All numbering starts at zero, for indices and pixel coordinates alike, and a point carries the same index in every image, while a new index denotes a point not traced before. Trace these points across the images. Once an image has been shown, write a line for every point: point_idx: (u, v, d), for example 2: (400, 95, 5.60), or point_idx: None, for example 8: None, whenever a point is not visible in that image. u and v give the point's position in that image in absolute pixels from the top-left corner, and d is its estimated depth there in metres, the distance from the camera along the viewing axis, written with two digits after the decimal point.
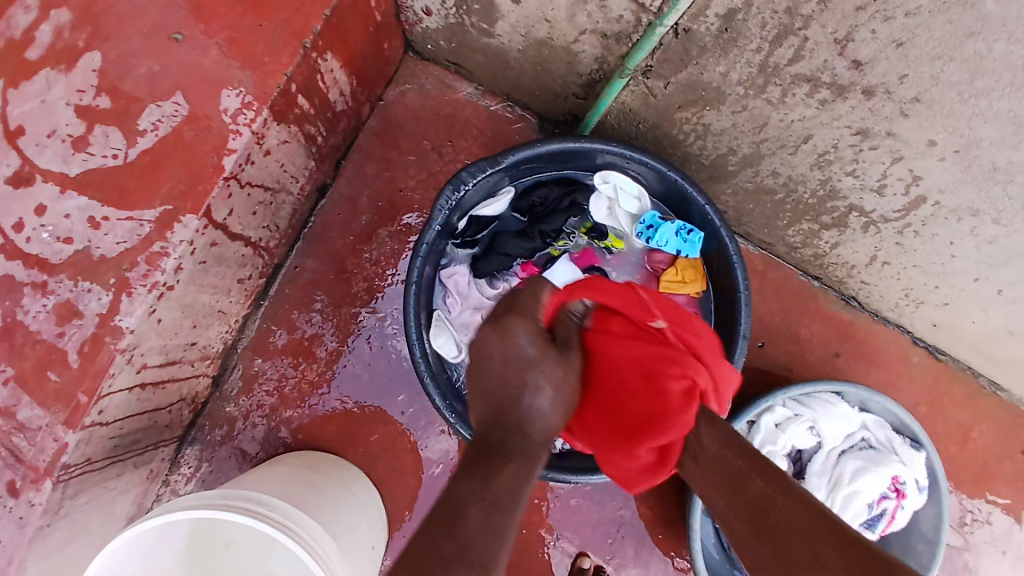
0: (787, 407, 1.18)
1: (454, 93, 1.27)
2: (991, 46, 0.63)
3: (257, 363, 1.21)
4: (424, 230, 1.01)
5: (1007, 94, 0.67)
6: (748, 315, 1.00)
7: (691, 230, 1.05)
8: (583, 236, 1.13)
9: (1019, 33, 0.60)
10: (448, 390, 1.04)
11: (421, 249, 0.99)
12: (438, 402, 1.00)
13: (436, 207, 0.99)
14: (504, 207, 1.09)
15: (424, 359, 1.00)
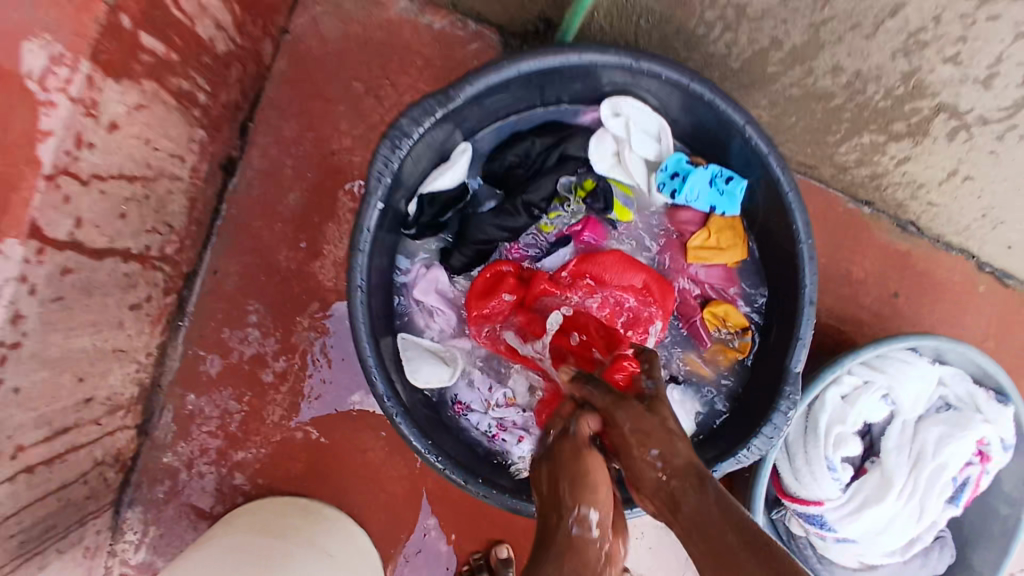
0: (853, 375, 0.95)
1: (384, 12, 0.95)
2: None
3: (189, 400, 0.95)
4: (363, 210, 0.73)
5: None
6: (813, 271, 0.76)
7: (731, 176, 0.81)
8: (580, 202, 0.87)
9: None
10: (425, 421, 0.80)
11: (362, 242, 0.72)
12: (418, 444, 0.73)
13: (371, 177, 0.72)
14: (461, 175, 0.82)
15: (392, 394, 0.73)
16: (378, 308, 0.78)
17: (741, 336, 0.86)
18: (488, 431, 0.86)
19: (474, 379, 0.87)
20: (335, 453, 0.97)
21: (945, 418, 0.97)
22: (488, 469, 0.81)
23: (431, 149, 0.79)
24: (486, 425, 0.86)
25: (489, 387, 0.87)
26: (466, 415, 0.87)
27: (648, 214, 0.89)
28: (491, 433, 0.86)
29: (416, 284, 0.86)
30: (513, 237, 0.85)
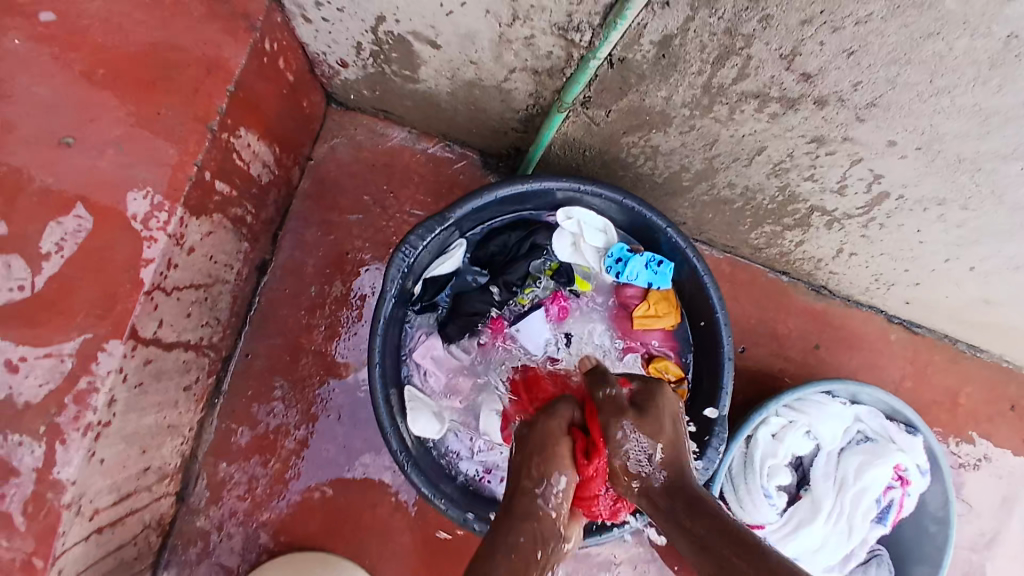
0: (780, 415, 1.15)
1: (387, 141, 1.20)
2: (953, 44, 0.59)
3: (221, 468, 1.11)
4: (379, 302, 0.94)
5: (972, 88, 0.64)
6: (728, 334, 0.99)
7: (661, 261, 1.04)
8: (549, 277, 1.07)
9: (983, 27, 0.56)
10: (424, 464, 0.97)
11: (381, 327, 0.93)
12: (424, 489, 0.92)
13: (388, 277, 0.93)
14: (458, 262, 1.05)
15: (402, 447, 0.92)
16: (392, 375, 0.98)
17: (681, 386, 1.05)
18: (476, 474, 1.04)
19: (460, 430, 1.04)
20: (350, 507, 1.13)
21: (865, 449, 1.15)
22: (479, 504, 0.98)
23: (435, 248, 1.01)
24: (473, 470, 1.04)
25: (473, 436, 1.04)
26: (457, 464, 1.05)
27: (600, 290, 1.10)
28: (479, 476, 1.04)
29: (415, 349, 1.05)
30: (496, 309, 1.05)
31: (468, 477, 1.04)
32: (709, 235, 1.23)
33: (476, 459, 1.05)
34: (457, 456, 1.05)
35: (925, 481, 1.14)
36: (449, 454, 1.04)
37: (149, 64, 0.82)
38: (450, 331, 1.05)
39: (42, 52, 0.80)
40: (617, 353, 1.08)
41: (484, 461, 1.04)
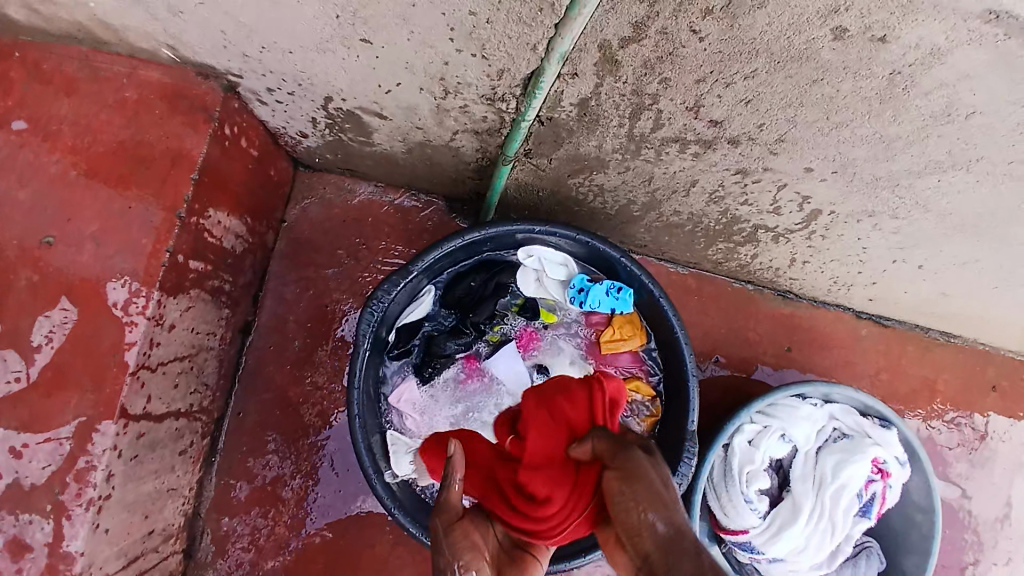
0: (754, 422, 1.18)
1: (356, 197, 1.27)
2: (839, 86, 0.63)
3: (224, 522, 1.16)
4: (355, 356, 0.99)
5: (866, 120, 0.67)
6: (690, 351, 1.03)
7: (621, 287, 1.09)
8: (517, 315, 1.13)
9: (863, 70, 0.60)
10: (410, 505, 1.01)
11: (356, 379, 0.98)
12: (412, 530, 0.95)
13: (360, 332, 0.98)
14: (428, 308, 1.10)
15: (388, 493, 0.96)
16: (373, 423, 1.03)
17: (653, 406, 1.10)
18: None
19: None
20: (350, 549, 1.17)
21: (842, 448, 1.16)
22: None
23: (404, 297, 1.06)
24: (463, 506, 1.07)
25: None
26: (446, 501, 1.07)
27: (568, 322, 1.13)
28: None
29: (393, 394, 1.08)
30: (466, 349, 1.11)
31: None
32: (670, 254, 1.27)
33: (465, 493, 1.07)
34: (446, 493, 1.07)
35: (904, 472, 1.16)
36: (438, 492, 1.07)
37: (119, 160, 0.89)
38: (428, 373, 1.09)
39: (22, 160, 0.87)
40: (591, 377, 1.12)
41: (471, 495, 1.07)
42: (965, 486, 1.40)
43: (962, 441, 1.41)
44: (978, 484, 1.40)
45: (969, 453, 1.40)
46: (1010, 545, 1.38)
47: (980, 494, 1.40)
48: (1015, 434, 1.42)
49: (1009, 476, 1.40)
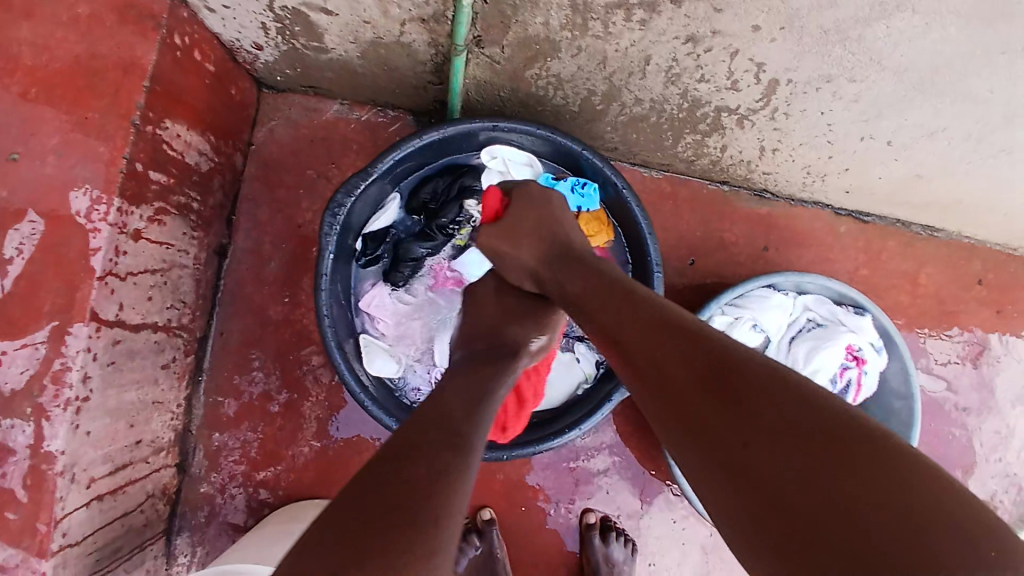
0: (725, 314, 1.13)
1: (322, 115, 1.26)
2: None
3: (215, 438, 1.19)
4: (319, 259, 0.93)
5: None
6: (655, 244, 1.01)
7: (587, 183, 1.07)
8: None
9: None
10: (385, 401, 0.96)
11: (322, 284, 0.92)
12: (388, 423, 0.93)
13: (323, 234, 0.93)
14: (395, 214, 1.04)
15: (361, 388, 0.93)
16: (341, 321, 0.97)
17: None
18: None
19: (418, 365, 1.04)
20: (338, 459, 1.20)
21: (813, 334, 1.14)
22: None
23: (367, 202, 1.00)
24: None
25: (431, 369, 1.03)
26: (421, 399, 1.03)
27: None
28: None
29: (362, 297, 1.03)
30: (434, 252, 1.03)
31: None
32: (640, 155, 1.25)
33: None
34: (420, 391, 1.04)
35: (881, 358, 1.13)
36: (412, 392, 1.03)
37: (69, 71, 0.88)
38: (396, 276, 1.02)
39: None
40: None
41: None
42: (952, 381, 1.40)
43: (950, 337, 1.41)
44: (964, 379, 1.40)
45: (954, 351, 1.40)
46: (989, 434, 1.40)
47: (966, 390, 1.40)
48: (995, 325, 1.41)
49: (993, 370, 1.41)
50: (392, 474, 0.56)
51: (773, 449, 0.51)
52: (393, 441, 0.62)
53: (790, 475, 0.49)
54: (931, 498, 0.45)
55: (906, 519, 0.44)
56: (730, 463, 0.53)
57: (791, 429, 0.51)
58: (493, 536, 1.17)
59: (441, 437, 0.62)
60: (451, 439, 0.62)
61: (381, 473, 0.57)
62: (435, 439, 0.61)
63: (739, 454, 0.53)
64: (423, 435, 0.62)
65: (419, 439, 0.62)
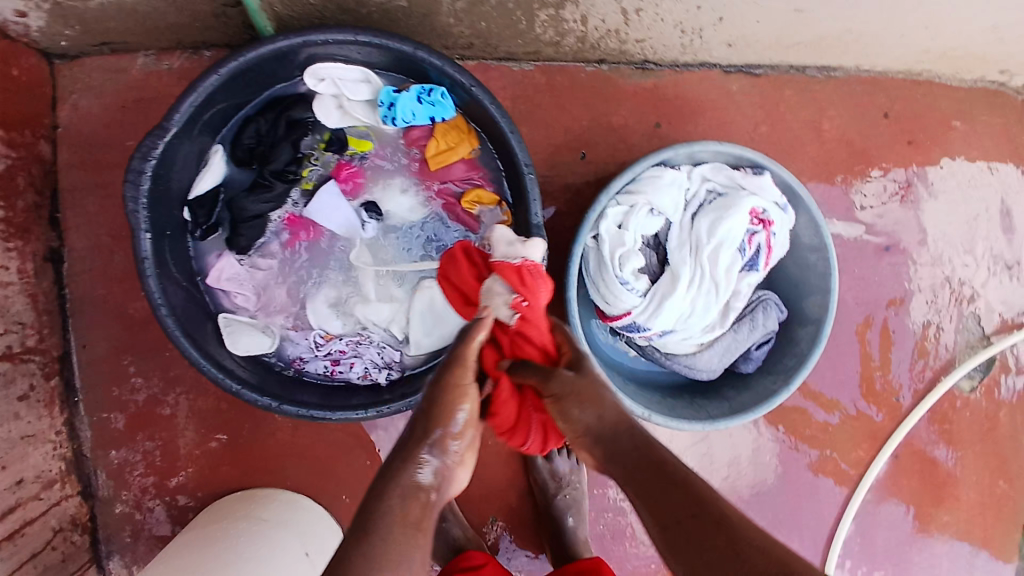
0: (619, 204, 1.04)
1: (128, 75, 1.08)
2: None
3: (113, 455, 1.10)
4: (136, 241, 0.82)
5: None
6: (521, 141, 0.87)
7: (432, 88, 0.90)
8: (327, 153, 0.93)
9: None
10: (257, 381, 0.87)
11: (144, 268, 0.81)
12: (268, 403, 0.83)
13: (130, 212, 0.81)
14: (221, 172, 0.91)
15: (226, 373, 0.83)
16: (185, 305, 0.87)
17: (501, 212, 0.94)
18: (326, 371, 0.92)
19: (294, 333, 0.93)
20: (251, 446, 1.11)
21: (715, 206, 1.05)
22: (332, 398, 0.89)
23: (183, 163, 0.88)
24: (322, 368, 0.92)
25: (308, 333, 0.93)
26: (305, 368, 0.92)
27: (388, 148, 0.95)
28: (330, 372, 0.92)
29: (210, 272, 0.91)
30: (278, 205, 0.91)
31: (320, 376, 0.92)
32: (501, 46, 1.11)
33: (321, 354, 0.93)
34: (302, 359, 0.93)
35: (787, 214, 1.06)
36: (294, 361, 0.93)
37: None
38: (240, 240, 0.90)
39: None
40: (428, 203, 0.96)
41: (330, 353, 0.92)
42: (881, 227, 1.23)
43: (872, 177, 1.23)
44: (894, 225, 1.23)
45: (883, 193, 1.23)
46: (938, 269, 1.23)
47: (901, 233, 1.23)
48: (929, 151, 1.24)
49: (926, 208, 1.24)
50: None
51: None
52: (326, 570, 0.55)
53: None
54: None
55: None
56: (693, 569, 0.55)
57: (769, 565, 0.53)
58: None
59: (359, 549, 0.55)
60: (368, 553, 0.55)
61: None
62: (358, 557, 0.55)
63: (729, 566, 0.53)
64: (349, 547, 0.56)
65: (342, 560, 0.55)
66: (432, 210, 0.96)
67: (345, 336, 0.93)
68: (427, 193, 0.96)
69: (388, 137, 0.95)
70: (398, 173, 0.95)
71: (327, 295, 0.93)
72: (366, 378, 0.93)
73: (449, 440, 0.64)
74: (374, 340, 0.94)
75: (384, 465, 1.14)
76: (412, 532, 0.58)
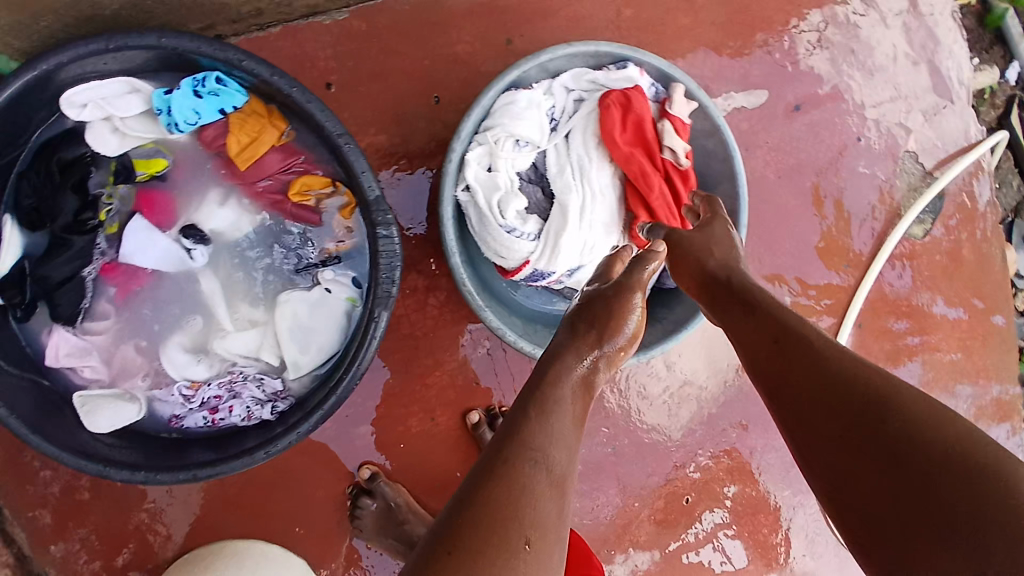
0: (477, 145, 0.89)
1: None
2: None
3: (49, 553, 1.03)
4: None
5: None
6: (324, 106, 0.75)
7: (206, 75, 0.77)
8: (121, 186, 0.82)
9: None
10: (129, 456, 0.79)
11: None
12: (141, 476, 0.75)
13: None
14: (14, 244, 0.78)
15: (86, 457, 0.75)
16: (30, 400, 0.77)
17: (340, 193, 0.83)
18: (207, 423, 0.84)
19: (160, 392, 0.84)
20: (184, 506, 1.04)
21: (588, 116, 0.91)
22: (219, 449, 0.81)
23: None
24: (201, 420, 0.84)
25: (173, 387, 0.84)
26: (183, 425, 0.84)
27: (189, 161, 0.83)
28: (212, 423, 0.84)
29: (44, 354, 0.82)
30: (86, 260, 0.80)
31: (201, 429, 0.84)
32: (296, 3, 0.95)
33: (196, 406, 0.84)
34: (179, 417, 0.85)
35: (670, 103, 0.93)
36: (171, 422, 0.85)
37: None
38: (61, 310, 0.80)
39: None
40: (256, 209, 0.84)
41: (204, 403, 0.84)
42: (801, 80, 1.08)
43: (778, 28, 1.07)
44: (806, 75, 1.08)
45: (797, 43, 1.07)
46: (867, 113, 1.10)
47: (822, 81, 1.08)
48: None
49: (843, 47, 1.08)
50: (497, 460, 0.54)
51: (856, 429, 0.50)
52: (503, 430, 0.57)
53: (848, 455, 0.50)
54: (950, 435, 0.46)
55: (933, 455, 0.46)
56: (797, 435, 0.54)
57: (847, 408, 0.51)
58: (383, 488, 1.02)
59: (539, 421, 0.57)
60: (547, 429, 0.57)
61: (480, 490, 0.53)
62: (536, 427, 0.57)
63: (823, 429, 0.53)
64: (521, 421, 0.57)
65: (520, 425, 0.57)
66: (263, 214, 0.84)
67: (216, 379, 0.84)
68: (252, 198, 0.83)
69: (184, 148, 0.82)
70: (210, 183, 0.83)
71: (183, 339, 0.84)
72: (250, 418, 0.84)
73: (617, 351, 0.67)
74: (249, 377, 0.85)
75: (326, 489, 1.05)
76: (571, 423, 0.60)
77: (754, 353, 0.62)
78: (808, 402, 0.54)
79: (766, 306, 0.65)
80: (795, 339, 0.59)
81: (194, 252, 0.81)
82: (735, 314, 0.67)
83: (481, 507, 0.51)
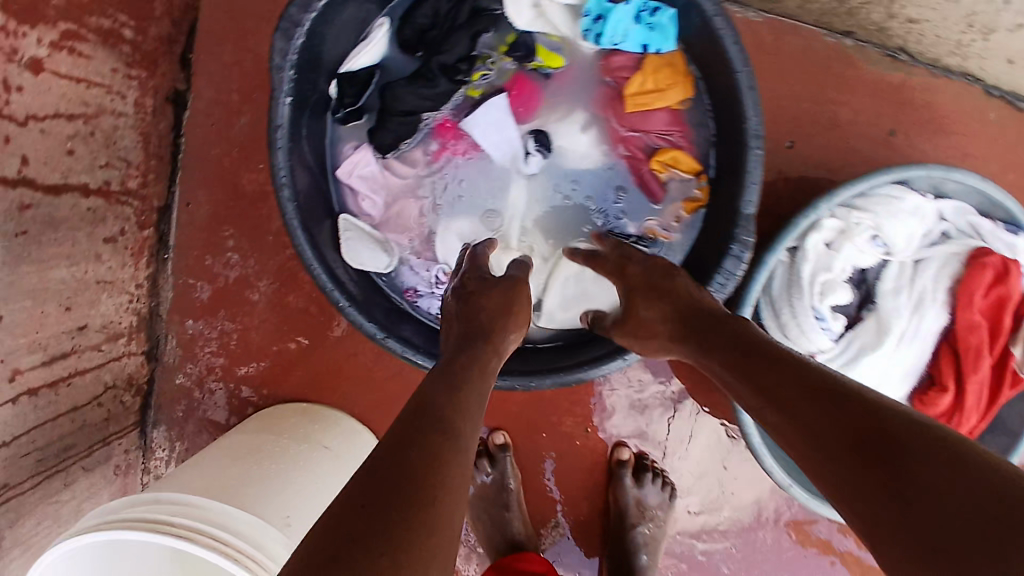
0: (834, 218, 0.83)
1: None
2: None
3: (188, 326, 1.02)
4: (273, 107, 0.69)
5: None
6: (757, 102, 0.67)
7: (657, 7, 0.70)
8: (507, 59, 0.76)
9: None
10: (364, 300, 0.75)
11: (276, 139, 0.68)
12: (373, 331, 0.72)
13: (274, 78, 0.68)
14: (380, 53, 0.77)
15: (333, 282, 0.72)
16: (310, 196, 0.76)
17: (697, 186, 0.77)
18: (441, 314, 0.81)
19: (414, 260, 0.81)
20: (327, 360, 1.01)
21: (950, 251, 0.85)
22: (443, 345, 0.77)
23: (342, 33, 0.75)
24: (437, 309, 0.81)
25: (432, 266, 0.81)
26: (417, 301, 0.81)
27: (580, 73, 0.77)
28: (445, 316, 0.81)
29: (339, 165, 0.79)
30: (435, 106, 0.76)
31: (432, 316, 0.81)
32: None
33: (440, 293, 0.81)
34: (417, 291, 0.82)
35: None
36: (406, 291, 0.82)
37: None
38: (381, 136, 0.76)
39: None
40: (610, 154, 0.78)
41: None
42: None
43: None
44: None
45: None
46: None
47: None
48: None
49: None
50: (417, 439, 0.47)
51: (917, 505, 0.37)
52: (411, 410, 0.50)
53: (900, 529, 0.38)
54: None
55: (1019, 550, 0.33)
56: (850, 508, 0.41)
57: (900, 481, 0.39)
58: (506, 465, 1.04)
59: (450, 402, 0.51)
60: (459, 406, 0.51)
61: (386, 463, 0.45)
62: (455, 401, 0.51)
63: (874, 491, 0.40)
64: (442, 397, 0.51)
65: (448, 401, 0.51)
66: (614, 162, 0.78)
67: None
68: (614, 141, 0.78)
69: (580, 58, 0.77)
70: (581, 104, 0.78)
71: (467, 227, 0.79)
72: None
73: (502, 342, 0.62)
74: None
75: None
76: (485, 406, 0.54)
77: (783, 393, 0.49)
78: (852, 465, 0.42)
79: (789, 360, 0.51)
80: (845, 395, 0.46)
81: (530, 158, 0.77)
82: (748, 362, 0.53)
83: (399, 509, 0.41)
